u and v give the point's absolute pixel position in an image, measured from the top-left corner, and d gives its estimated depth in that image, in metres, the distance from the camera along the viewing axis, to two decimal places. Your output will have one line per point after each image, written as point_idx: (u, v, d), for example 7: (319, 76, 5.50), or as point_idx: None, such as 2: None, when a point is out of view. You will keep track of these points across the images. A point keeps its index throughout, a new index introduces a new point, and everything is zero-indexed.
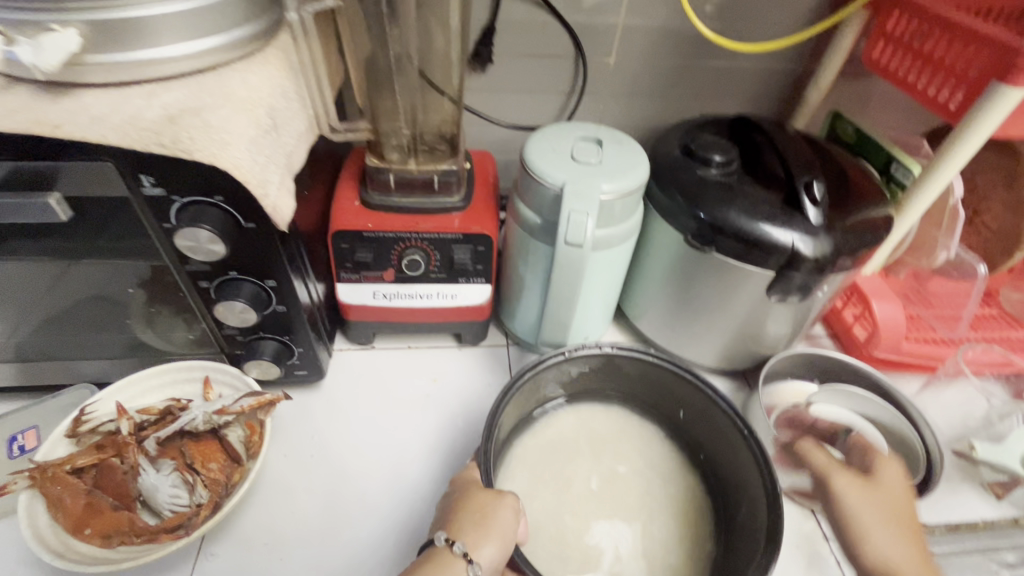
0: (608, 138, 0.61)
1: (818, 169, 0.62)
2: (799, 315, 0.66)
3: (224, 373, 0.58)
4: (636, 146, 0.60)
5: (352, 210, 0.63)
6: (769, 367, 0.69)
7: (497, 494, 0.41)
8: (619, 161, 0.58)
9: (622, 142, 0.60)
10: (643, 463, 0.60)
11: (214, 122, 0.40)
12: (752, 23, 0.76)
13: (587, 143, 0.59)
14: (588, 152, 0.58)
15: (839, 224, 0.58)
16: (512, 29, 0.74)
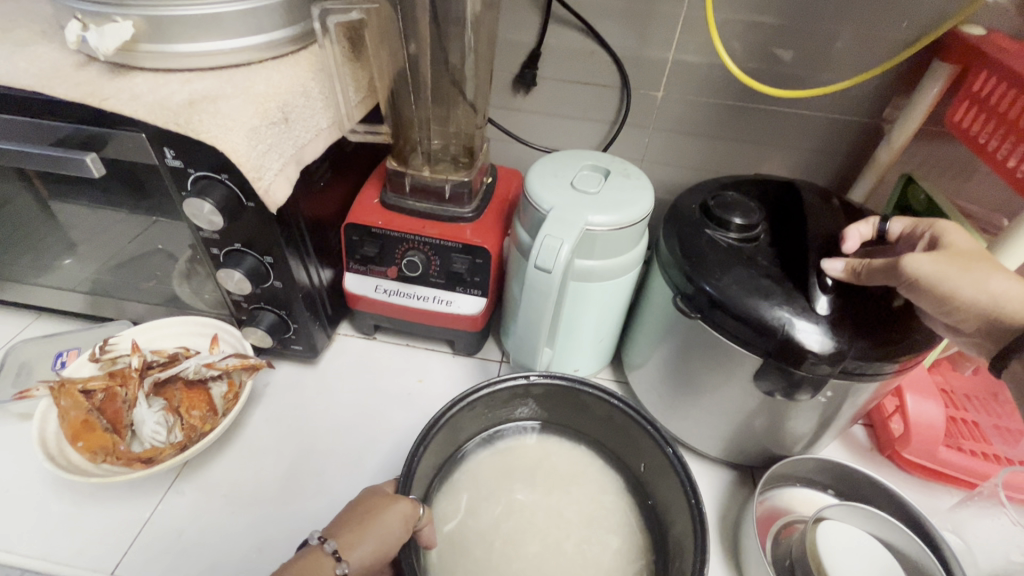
0: (616, 170, 0.60)
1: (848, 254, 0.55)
2: (829, 412, 0.56)
3: (229, 333, 0.65)
4: (644, 180, 0.59)
5: (370, 206, 0.67)
6: (773, 471, 0.60)
7: (392, 498, 0.42)
8: (621, 195, 0.56)
9: (631, 176, 0.59)
10: (594, 508, 0.57)
11: (224, 110, 0.46)
12: (817, 69, 0.70)
13: (594, 175, 0.59)
14: (589, 182, 0.57)
15: (858, 308, 0.51)
16: (557, 55, 0.75)
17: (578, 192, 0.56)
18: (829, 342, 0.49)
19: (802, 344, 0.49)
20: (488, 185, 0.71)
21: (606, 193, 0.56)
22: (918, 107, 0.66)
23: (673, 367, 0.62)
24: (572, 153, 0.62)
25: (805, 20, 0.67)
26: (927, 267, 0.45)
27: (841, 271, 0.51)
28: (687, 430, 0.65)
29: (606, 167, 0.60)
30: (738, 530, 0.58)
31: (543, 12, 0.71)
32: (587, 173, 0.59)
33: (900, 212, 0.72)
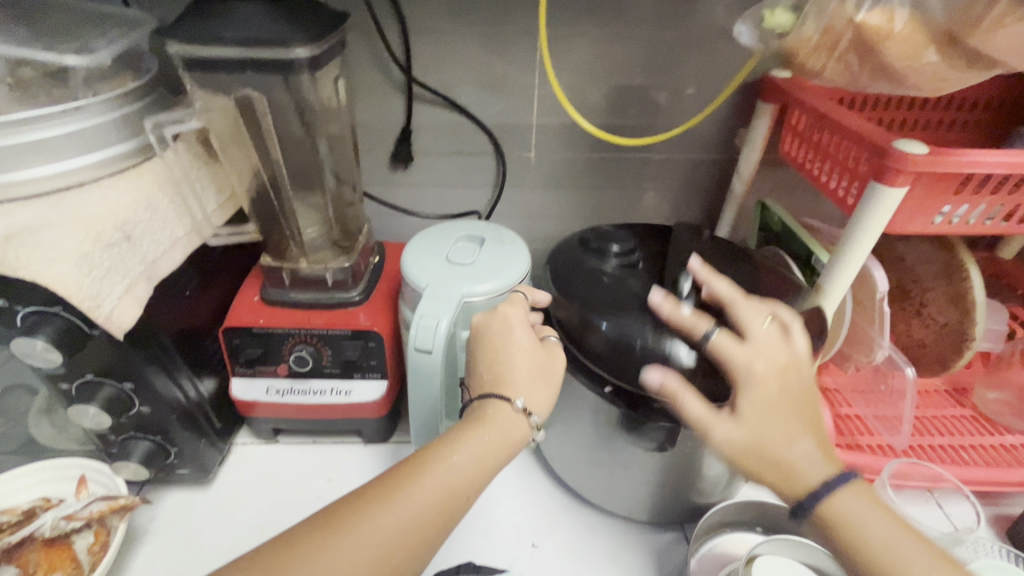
0: (493, 237, 0.61)
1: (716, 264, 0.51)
2: None
3: (98, 471, 0.58)
4: (519, 242, 0.60)
5: (250, 305, 0.64)
6: (703, 522, 0.57)
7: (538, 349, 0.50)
8: (503, 260, 0.57)
9: (516, 242, 0.60)
10: None
11: (47, 240, 0.42)
12: (663, 118, 0.78)
13: (469, 245, 0.59)
14: (463, 254, 0.58)
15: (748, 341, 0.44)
16: (429, 129, 0.78)
17: (460, 267, 0.56)
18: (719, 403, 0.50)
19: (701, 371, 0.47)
20: (377, 264, 0.71)
21: (492, 245, 0.59)
22: (749, 151, 0.74)
23: (577, 427, 0.60)
24: (447, 223, 0.63)
25: (644, 76, 0.74)
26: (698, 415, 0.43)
27: (657, 387, 0.45)
28: (604, 496, 0.62)
29: (479, 233, 0.61)
30: None
31: (406, 92, 0.74)
32: (470, 240, 0.61)
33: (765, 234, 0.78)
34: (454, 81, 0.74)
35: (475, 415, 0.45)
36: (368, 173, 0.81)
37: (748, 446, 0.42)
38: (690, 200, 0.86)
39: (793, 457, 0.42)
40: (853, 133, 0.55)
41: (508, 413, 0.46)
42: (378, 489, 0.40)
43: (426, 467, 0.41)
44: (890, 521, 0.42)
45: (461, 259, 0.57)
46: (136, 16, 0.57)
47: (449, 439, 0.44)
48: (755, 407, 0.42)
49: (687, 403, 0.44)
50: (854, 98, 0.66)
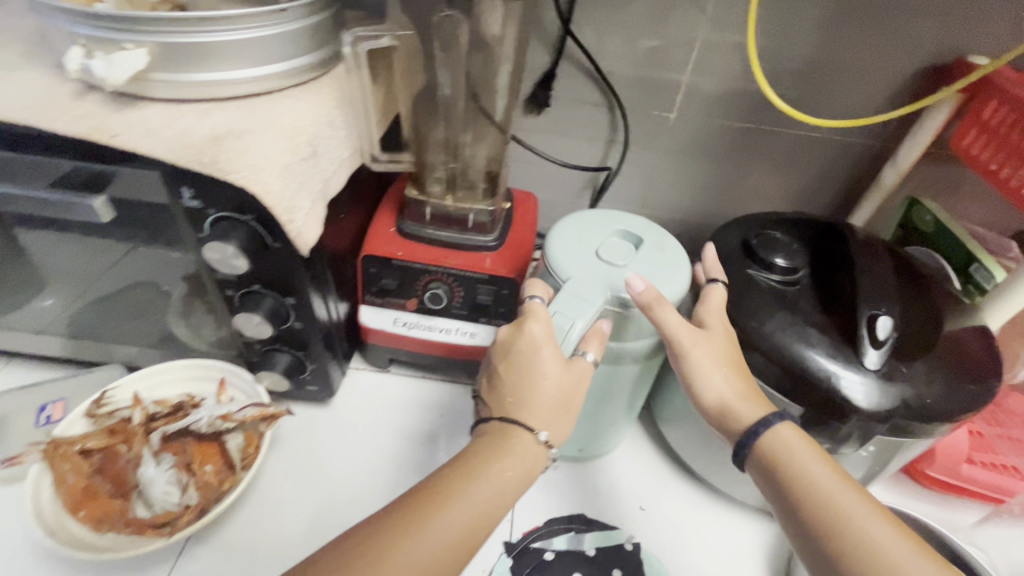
0: (651, 241, 0.55)
1: (895, 299, 0.50)
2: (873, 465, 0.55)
3: (238, 377, 0.60)
4: (681, 253, 0.54)
5: (388, 236, 0.64)
6: None
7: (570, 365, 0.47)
8: (659, 271, 0.51)
9: (677, 254, 0.53)
10: None
11: (253, 146, 0.42)
12: (823, 95, 0.73)
13: (623, 244, 0.54)
14: (616, 252, 0.52)
15: (904, 374, 0.46)
16: (572, 76, 0.74)
17: (612, 266, 0.51)
18: (895, 399, 0.45)
19: (858, 400, 0.45)
20: (507, 210, 0.70)
21: (648, 249, 0.53)
22: (916, 141, 0.69)
23: None
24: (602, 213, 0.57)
25: (816, 45, 0.69)
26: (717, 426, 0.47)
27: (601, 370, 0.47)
28: (717, 476, 0.62)
29: (637, 232, 0.55)
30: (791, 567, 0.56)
31: (559, 32, 0.70)
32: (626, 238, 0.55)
33: (905, 231, 0.74)
34: (609, 27, 0.69)
35: (500, 441, 0.45)
36: None
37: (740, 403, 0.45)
38: (825, 184, 0.82)
39: (798, 459, 0.42)
40: None
41: (527, 441, 0.45)
42: (374, 547, 0.37)
43: (435, 510, 0.40)
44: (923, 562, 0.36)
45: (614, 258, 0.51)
46: None
47: (456, 487, 0.41)
48: (700, 372, 0.46)
49: (706, 385, 0.46)
50: None
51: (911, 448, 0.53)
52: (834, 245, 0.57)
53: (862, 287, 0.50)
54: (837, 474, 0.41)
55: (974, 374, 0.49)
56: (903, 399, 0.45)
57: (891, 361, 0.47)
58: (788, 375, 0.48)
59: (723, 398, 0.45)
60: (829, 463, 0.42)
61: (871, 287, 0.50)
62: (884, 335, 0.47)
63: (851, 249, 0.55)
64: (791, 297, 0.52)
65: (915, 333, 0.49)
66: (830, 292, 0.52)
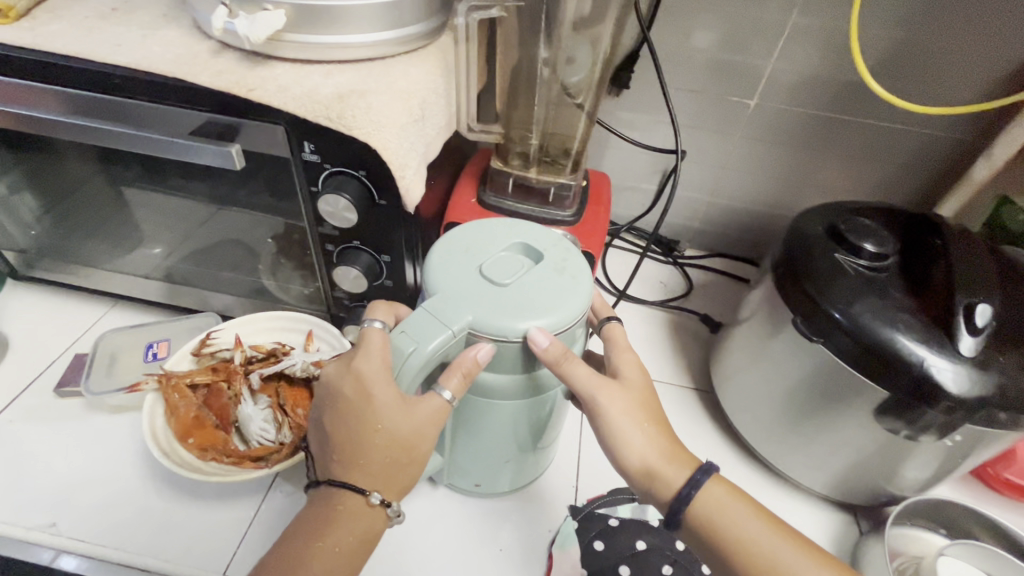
0: (552, 258, 0.45)
1: (993, 289, 0.49)
2: (951, 461, 0.54)
3: (326, 330, 0.63)
4: (584, 278, 0.44)
5: (470, 206, 0.66)
6: (894, 511, 0.56)
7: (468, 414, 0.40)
8: (546, 293, 0.42)
9: (578, 279, 0.44)
10: None
11: (374, 105, 0.44)
12: (914, 86, 0.71)
13: (520, 261, 0.45)
14: (505, 267, 0.44)
15: (998, 364, 0.45)
16: (653, 58, 0.75)
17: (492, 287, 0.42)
18: (986, 387, 0.45)
19: (950, 386, 0.45)
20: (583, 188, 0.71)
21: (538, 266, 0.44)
22: (1012, 135, 0.67)
23: (777, 387, 0.59)
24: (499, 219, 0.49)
25: (911, 34, 0.68)
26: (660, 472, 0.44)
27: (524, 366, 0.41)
28: (784, 461, 0.62)
29: (542, 248, 0.46)
30: (854, 555, 0.56)
31: (647, 13, 0.71)
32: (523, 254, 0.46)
33: (992, 230, 0.72)
34: (696, 9, 0.70)
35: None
36: None
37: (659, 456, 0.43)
38: (905, 179, 0.80)
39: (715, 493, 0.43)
40: None
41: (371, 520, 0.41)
42: None
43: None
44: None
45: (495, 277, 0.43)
46: None
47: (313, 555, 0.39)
48: (619, 430, 0.43)
49: (627, 447, 0.43)
50: None
51: (995, 444, 0.52)
52: (924, 235, 0.56)
53: (958, 276, 0.49)
54: (758, 516, 0.42)
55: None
56: (996, 388, 0.45)
57: (987, 350, 0.46)
58: (874, 357, 0.48)
59: (645, 459, 0.43)
60: (737, 494, 0.43)
61: (967, 276, 0.49)
62: (983, 322, 0.46)
63: (943, 239, 0.54)
64: (879, 282, 0.51)
65: (1013, 326, 0.48)
66: (923, 279, 0.51)
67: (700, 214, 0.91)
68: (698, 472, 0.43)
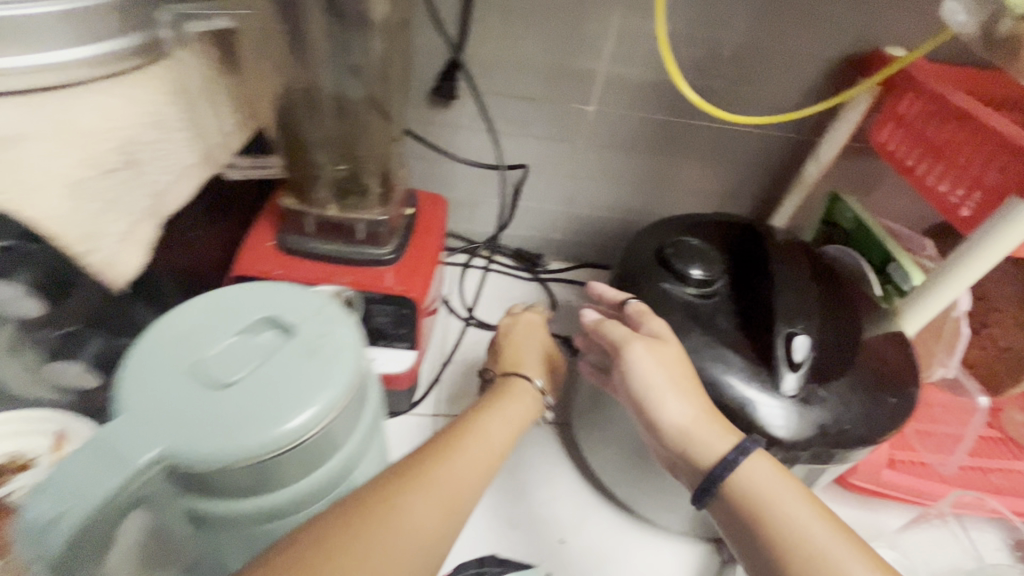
0: (307, 335, 0.36)
1: (813, 311, 0.47)
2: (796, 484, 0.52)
3: (78, 431, 0.49)
4: (343, 357, 0.36)
5: (265, 252, 0.55)
6: None
7: None
8: (284, 388, 0.34)
9: (335, 360, 0.35)
10: None
11: (27, 158, 0.32)
12: (743, 86, 0.69)
13: (263, 341, 0.36)
14: (235, 357, 0.35)
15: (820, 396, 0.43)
16: (479, 64, 0.67)
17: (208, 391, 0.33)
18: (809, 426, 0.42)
19: (773, 429, 0.42)
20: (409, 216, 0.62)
21: (280, 351, 0.35)
22: (833, 136, 0.66)
23: (624, 428, 0.54)
24: (245, 284, 0.39)
25: (733, 34, 0.65)
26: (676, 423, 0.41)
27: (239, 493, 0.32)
28: (642, 502, 0.57)
29: (294, 320, 0.37)
30: None
31: (462, 14, 0.62)
32: (272, 330, 0.37)
33: (828, 227, 0.72)
34: (515, 8, 0.62)
35: None
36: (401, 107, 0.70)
37: (696, 428, 0.40)
38: (750, 179, 0.79)
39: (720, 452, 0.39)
40: (996, 139, 0.47)
41: None
42: None
43: None
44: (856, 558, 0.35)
45: (213, 376, 0.33)
46: None
47: None
48: (655, 392, 0.42)
49: (663, 411, 0.41)
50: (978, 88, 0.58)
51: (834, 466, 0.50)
52: (753, 250, 0.54)
53: (780, 299, 0.47)
54: (788, 482, 0.38)
55: (890, 381, 0.47)
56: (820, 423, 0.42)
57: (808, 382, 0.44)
58: None
59: (684, 421, 0.41)
60: (786, 474, 0.39)
61: (789, 299, 0.47)
62: (801, 356, 0.43)
63: (770, 255, 0.52)
64: (706, 311, 0.48)
65: (832, 349, 0.47)
66: (749, 304, 0.48)
67: (560, 226, 0.85)
68: (734, 451, 0.39)
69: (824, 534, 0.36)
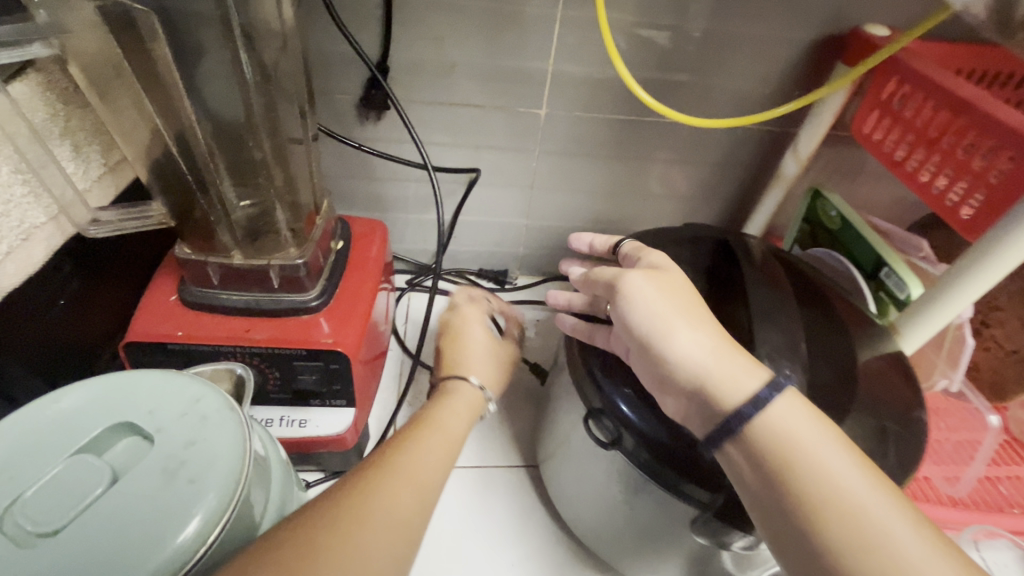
0: (169, 445, 0.29)
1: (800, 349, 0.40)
2: None
3: None
4: (211, 476, 0.28)
5: (162, 309, 0.47)
6: None
7: None
8: (121, 535, 0.26)
9: (199, 481, 0.27)
10: None
11: None
12: (710, 78, 0.62)
13: (114, 460, 0.28)
14: (71, 484, 0.27)
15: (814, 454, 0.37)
16: (411, 70, 0.58)
17: (30, 544, 0.25)
18: None
19: None
20: (340, 250, 0.54)
21: (132, 472, 0.28)
22: (813, 127, 0.60)
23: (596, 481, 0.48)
24: (103, 376, 0.31)
25: (694, 20, 0.57)
26: (683, 360, 0.34)
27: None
28: (624, 558, 0.51)
29: (152, 428, 0.29)
30: None
31: (383, 15, 0.54)
32: (127, 441, 0.29)
33: (812, 226, 0.65)
34: (444, 5, 0.54)
35: None
36: (327, 125, 0.62)
37: (719, 365, 0.33)
38: (726, 177, 0.72)
39: (800, 445, 0.30)
40: (1002, 129, 0.41)
41: None
42: None
43: None
44: (949, 564, 0.27)
45: (36, 523, 0.25)
46: None
47: None
48: (664, 321, 0.35)
49: (677, 343, 0.34)
50: (962, 64, 0.52)
51: None
52: (730, 272, 0.47)
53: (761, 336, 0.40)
54: (860, 467, 0.30)
55: (892, 424, 0.40)
56: None
57: None
58: (677, 470, 0.38)
59: (699, 353, 0.33)
60: (859, 455, 0.31)
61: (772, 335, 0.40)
62: None
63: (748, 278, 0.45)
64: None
65: (824, 389, 0.40)
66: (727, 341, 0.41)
67: (522, 241, 0.78)
68: (766, 388, 0.32)
69: (855, 481, 0.29)
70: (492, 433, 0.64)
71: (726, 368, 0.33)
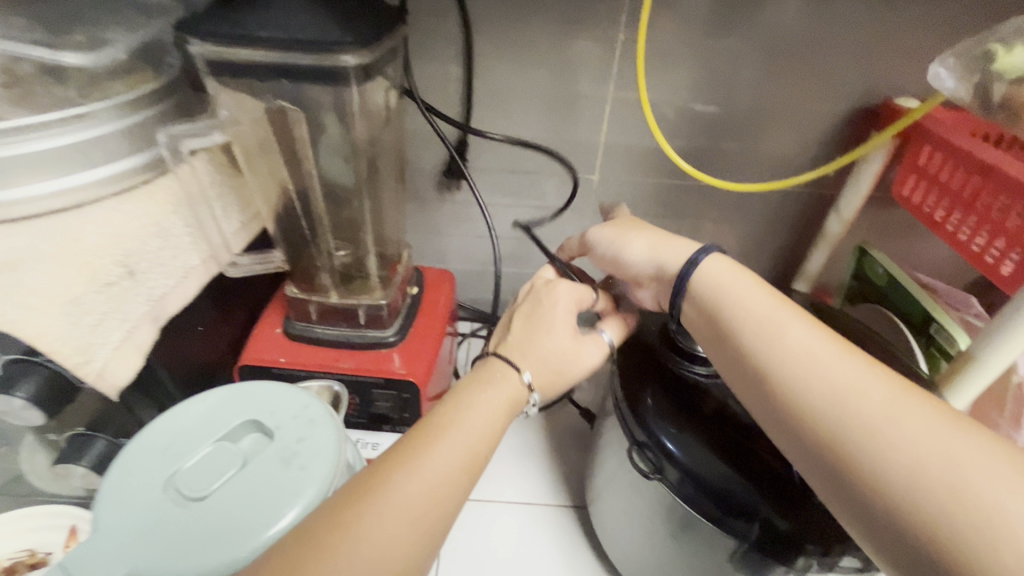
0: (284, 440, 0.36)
1: None
2: None
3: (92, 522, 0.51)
4: (314, 466, 0.34)
5: (270, 338, 0.56)
6: None
7: None
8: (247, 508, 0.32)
9: (306, 470, 0.34)
10: None
11: (28, 280, 0.35)
12: (752, 146, 0.67)
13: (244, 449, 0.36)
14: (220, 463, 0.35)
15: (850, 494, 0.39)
16: (482, 144, 0.68)
17: (185, 506, 0.33)
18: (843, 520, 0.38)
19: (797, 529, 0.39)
20: (416, 295, 0.63)
21: (258, 459, 0.35)
22: (853, 190, 0.63)
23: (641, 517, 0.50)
24: (237, 383, 0.39)
25: (734, 98, 0.64)
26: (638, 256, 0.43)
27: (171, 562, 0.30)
28: None
29: (272, 425, 0.36)
30: None
31: (462, 100, 0.64)
32: (253, 435, 0.37)
33: (860, 283, 0.67)
34: (514, 90, 0.64)
35: None
36: (409, 189, 0.72)
37: (662, 252, 0.42)
38: (772, 235, 0.76)
39: (789, 340, 0.33)
40: None
41: None
42: None
43: None
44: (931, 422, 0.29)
45: (190, 489, 0.33)
46: (158, 3, 0.49)
47: None
48: (620, 244, 0.45)
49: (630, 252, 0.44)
50: None
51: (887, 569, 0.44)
52: None
53: None
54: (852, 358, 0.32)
55: None
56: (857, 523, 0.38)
57: None
58: (718, 501, 0.41)
59: (648, 249, 0.43)
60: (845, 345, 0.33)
61: None
62: None
63: None
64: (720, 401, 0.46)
65: None
66: None
67: None
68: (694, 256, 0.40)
69: (845, 364, 0.32)
70: (541, 471, 0.67)
71: (667, 252, 0.42)
